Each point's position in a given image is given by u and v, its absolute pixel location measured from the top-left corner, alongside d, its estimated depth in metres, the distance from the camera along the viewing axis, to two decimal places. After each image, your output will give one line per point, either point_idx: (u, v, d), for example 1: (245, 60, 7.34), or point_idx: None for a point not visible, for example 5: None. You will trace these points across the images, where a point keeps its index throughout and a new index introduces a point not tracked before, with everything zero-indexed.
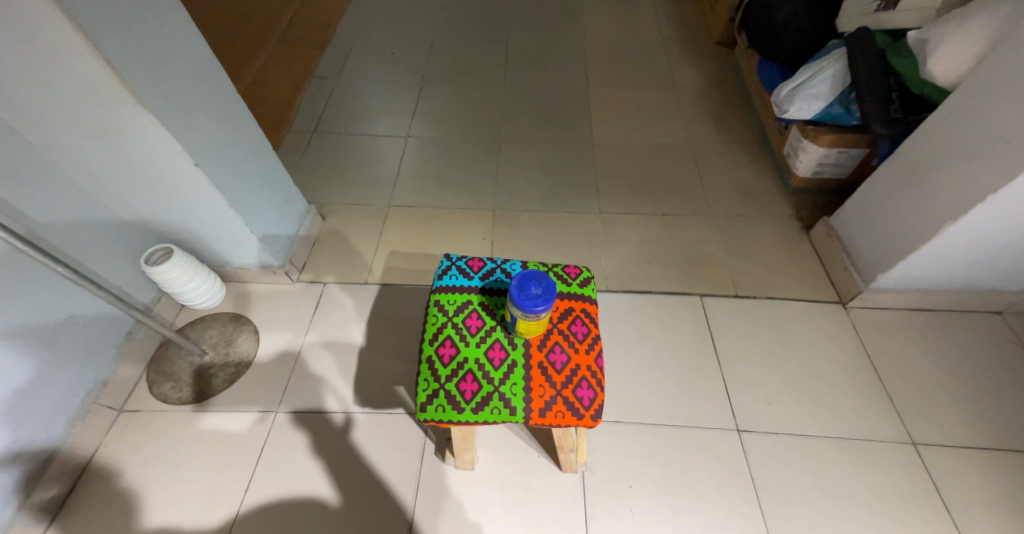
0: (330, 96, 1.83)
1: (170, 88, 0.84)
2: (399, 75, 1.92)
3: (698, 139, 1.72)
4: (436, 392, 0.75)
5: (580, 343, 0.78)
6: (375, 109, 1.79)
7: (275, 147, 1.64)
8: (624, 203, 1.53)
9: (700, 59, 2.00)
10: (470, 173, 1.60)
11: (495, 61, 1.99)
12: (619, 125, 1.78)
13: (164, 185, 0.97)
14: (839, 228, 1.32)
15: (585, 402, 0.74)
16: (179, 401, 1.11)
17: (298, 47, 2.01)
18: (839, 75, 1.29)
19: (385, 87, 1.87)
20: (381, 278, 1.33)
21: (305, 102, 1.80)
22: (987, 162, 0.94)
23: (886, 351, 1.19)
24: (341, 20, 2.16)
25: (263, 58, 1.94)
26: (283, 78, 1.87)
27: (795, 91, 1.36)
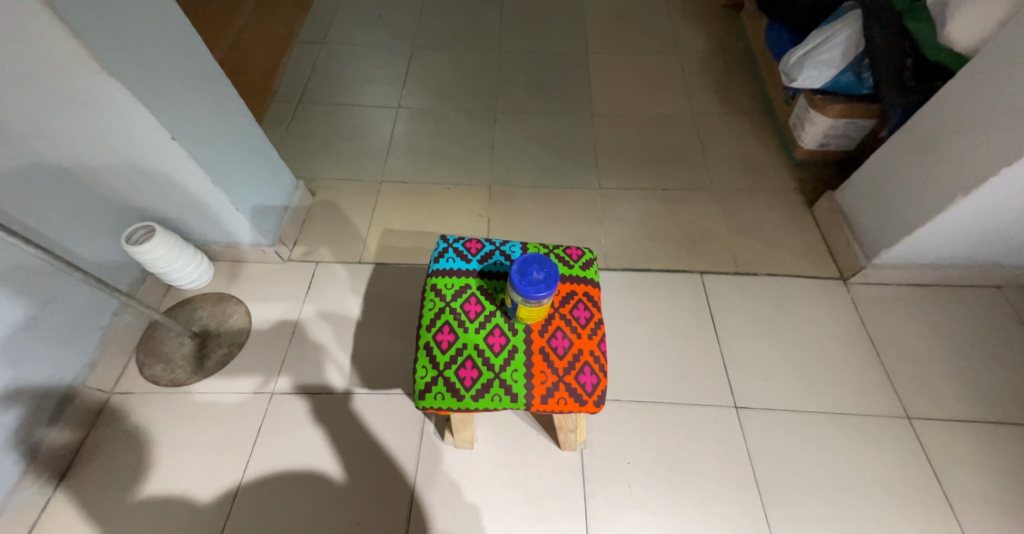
0: (315, 63, 1.74)
1: (138, 54, 0.78)
2: (389, 41, 1.83)
3: (699, 109, 1.67)
4: (435, 379, 0.73)
5: (582, 328, 0.75)
6: (364, 77, 1.71)
7: (259, 118, 1.57)
8: (624, 177, 1.49)
9: (703, 24, 1.92)
10: (464, 146, 1.54)
11: (490, 25, 1.90)
12: (618, 94, 1.71)
13: (141, 158, 0.91)
14: (844, 202, 1.30)
15: (587, 388, 0.72)
16: (171, 382, 1.09)
17: (278, 10, 1.90)
18: (853, 40, 1.23)
19: (373, 53, 1.78)
20: (376, 256, 1.29)
21: (290, 70, 1.72)
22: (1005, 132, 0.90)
23: (886, 326, 1.18)
24: None
25: (241, 19, 1.83)
26: (264, 43, 1.78)
27: (806, 57, 1.30)
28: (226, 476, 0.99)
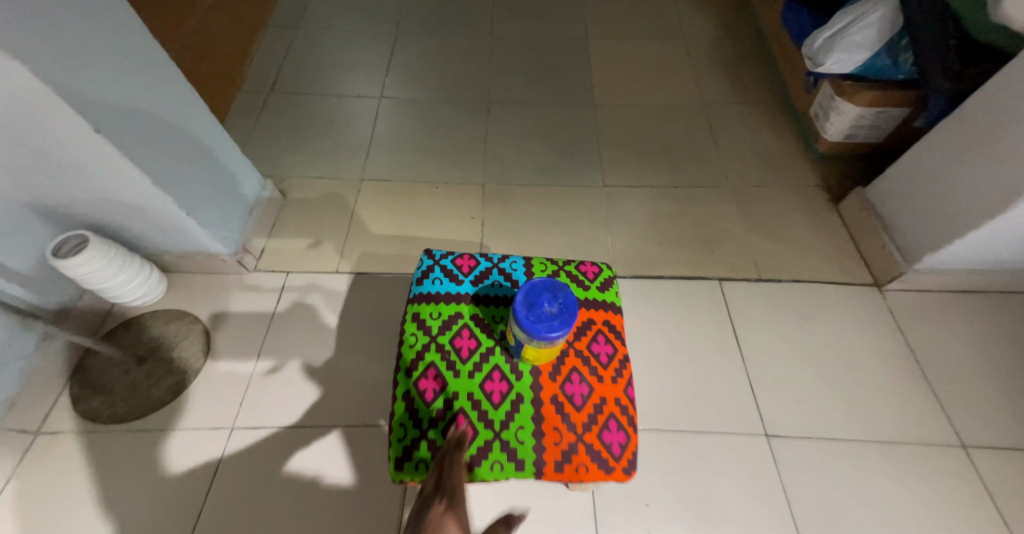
0: (288, 50, 1.58)
1: (38, 23, 0.62)
2: (370, 25, 1.67)
3: (710, 98, 1.53)
4: (419, 440, 0.66)
5: (602, 372, 0.70)
6: (343, 64, 1.55)
7: (223, 110, 1.41)
8: (630, 174, 1.35)
9: (712, 7, 1.78)
10: (454, 139, 1.39)
11: (482, 8, 1.75)
12: (621, 83, 1.57)
13: (61, 151, 0.76)
14: (877, 201, 1.17)
15: (614, 450, 0.66)
16: (111, 418, 0.92)
17: None
18: (888, 19, 1.08)
19: (353, 39, 1.62)
20: (354, 266, 1.14)
21: (260, 58, 1.55)
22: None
23: (928, 339, 1.06)
24: None
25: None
26: None
27: (834, 38, 1.15)
28: (184, 503, 0.86)
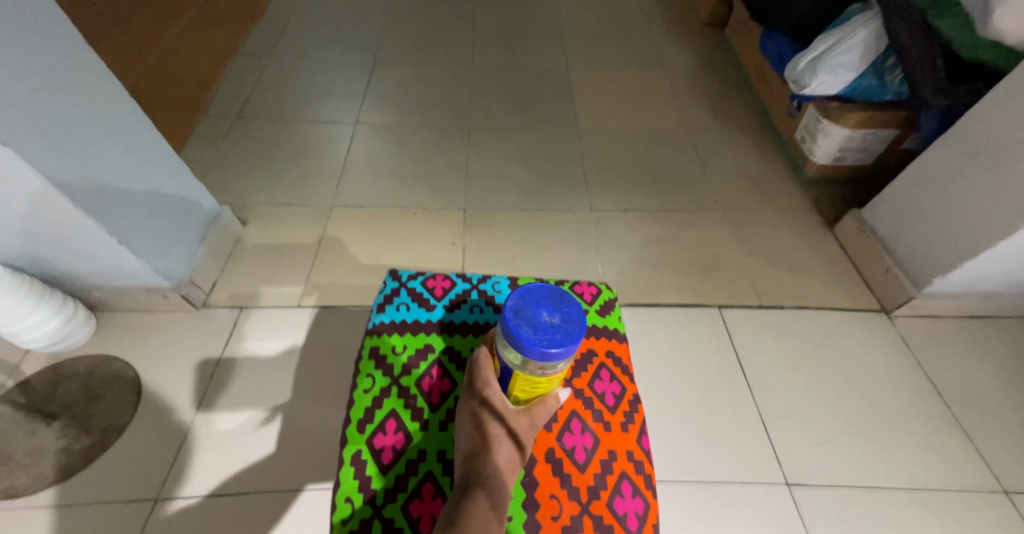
0: (260, 78, 1.51)
1: None
2: (348, 54, 1.62)
3: (694, 124, 1.50)
4: (367, 517, 0.55)
5: (609, 420, 0.65)
6: (318, 91, 1.48)
7: (184, 138, 1.32)
8: (618, 198, 1.28)
9: (690, 40, 1.79)
10: (434, 165, 1.32)
11: (460, 38, 1.72)
12: (605, 110, 1.54)
13: None
14: (875, 223, 1.12)
15: (624, 515, 0.58)
16: (7, 491, 0.76)
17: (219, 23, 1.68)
18: (874, 38, 1.05)
19: (330, 67, 1.56)
20: (318, 299, 1.02)
21: (229, 86, 1.48)
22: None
23: (946, 369, 0.98)
24: None
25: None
26: (201, 57, 1.54)
27: (818, 60, 1.12)
28: None
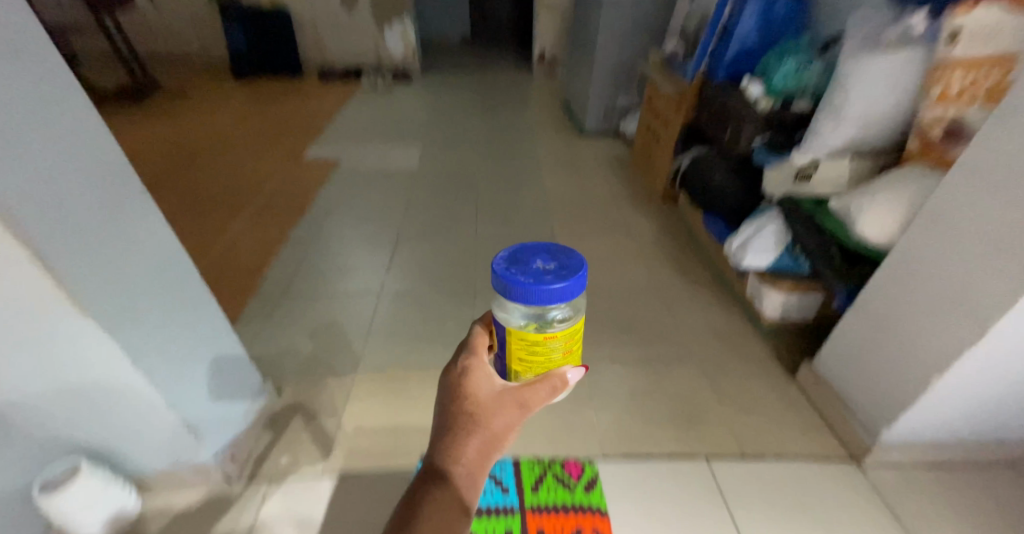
0: (302, 260, 1.78)
1: (125, 287, 0.75)
2: (372, 236, 1.93)
3: (663, 284, 1.74)
4: None
5: None
6: (348, 270, 1.75)
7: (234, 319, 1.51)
8: (605, 352, 1.46)
9: (652, 210, 2.13)
10: (446, 328, 1.51)
11: (468, 219, 2.03)
12: (588, 272, 1.79)
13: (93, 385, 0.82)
14: (826, 374, 1.27)
15: None
16: None
17: (273, 217, 1.99)
18: (781, 230, 1.34)
19: (357, 249, 1.86)
20: (343, 465, 1.13)
21: (276, 270, 1.73)
22: (948, 309, 0.88)
23: (918, 518, 1.06)
24: (320, 187, 2.20)
25: (236, 227, 1.92)
26: (256, 249, 1.82)
27: (743, 245, 1.39)
28: None
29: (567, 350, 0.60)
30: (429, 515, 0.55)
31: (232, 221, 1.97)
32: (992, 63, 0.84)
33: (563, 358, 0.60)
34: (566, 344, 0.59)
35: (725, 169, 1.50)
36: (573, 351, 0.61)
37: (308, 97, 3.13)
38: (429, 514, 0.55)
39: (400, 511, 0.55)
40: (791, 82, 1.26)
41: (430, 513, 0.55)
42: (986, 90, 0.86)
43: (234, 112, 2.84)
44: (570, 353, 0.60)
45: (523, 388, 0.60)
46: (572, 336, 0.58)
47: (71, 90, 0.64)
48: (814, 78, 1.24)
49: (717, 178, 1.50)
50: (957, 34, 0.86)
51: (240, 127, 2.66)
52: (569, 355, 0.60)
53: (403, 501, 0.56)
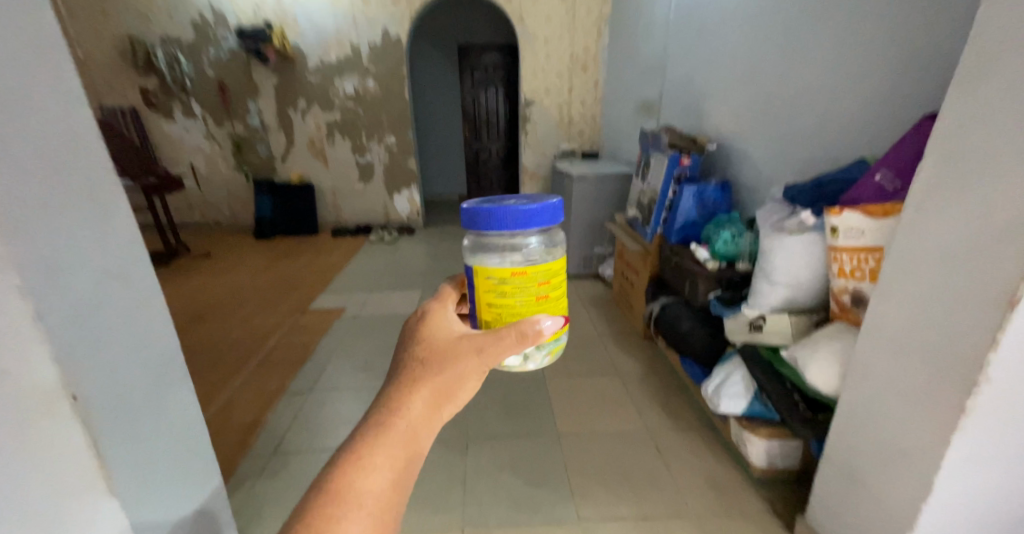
0: (300, 409, 1.78)
1: (144, 457, 0.72)
2: (365, 379, 1.94)
3: (654, 428, 1.72)
4: None
5: None
6: (342, 418, 1.74)
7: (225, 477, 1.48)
8: (600, 506, 1.41)
9: (638, 350, 2.17)
10: (436, 485, 1.49)
11: None
12: (578, 417, 1.77)
13: None
14: None
15: None
16: None
17: (277, 369, 2.03)
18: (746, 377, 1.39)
19: (350, 394, 1.86)
20: None
21: (270, 423, 1.72)
22: (890, 490, 0.81)
23: None
24: (323, 337, 2.28)
25: (239, 380, 1.96)
26: (253, 400, 1.85)
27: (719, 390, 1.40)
28: None
29: (534, 297, 0.63)
30: (369, 452, 0.58)
31: (237, 369, 2.01)
32: (867, 253, 0.96)
33: (529, 306, 0.63)
34: (533, 287, 0.63)
35: (693, 319, 1.59)
36: (541, 301, 0.64)
37: (319, 253, 3.44)
38: (371, 453, 0.58)
39: (342, 450, 0.58)
40: (730, 248, 1.51)
41: (372, 452, 0.58)
42: (868, 271, 0.98)
43: (248, 271, 3.08)
44: (538, 301, 0.64)
45: (484, 335, 0.63)
46: (539, 279, 0.62)
47: (135, 267, 0.70)
48: (748, 244, 1.50)
49: (686, 326, 1.59)
50: (836, 229, 1.01)
51: (253, 284, 2.86)
52: (537, 305, 0.64)
53: (348, 436, 0.60)
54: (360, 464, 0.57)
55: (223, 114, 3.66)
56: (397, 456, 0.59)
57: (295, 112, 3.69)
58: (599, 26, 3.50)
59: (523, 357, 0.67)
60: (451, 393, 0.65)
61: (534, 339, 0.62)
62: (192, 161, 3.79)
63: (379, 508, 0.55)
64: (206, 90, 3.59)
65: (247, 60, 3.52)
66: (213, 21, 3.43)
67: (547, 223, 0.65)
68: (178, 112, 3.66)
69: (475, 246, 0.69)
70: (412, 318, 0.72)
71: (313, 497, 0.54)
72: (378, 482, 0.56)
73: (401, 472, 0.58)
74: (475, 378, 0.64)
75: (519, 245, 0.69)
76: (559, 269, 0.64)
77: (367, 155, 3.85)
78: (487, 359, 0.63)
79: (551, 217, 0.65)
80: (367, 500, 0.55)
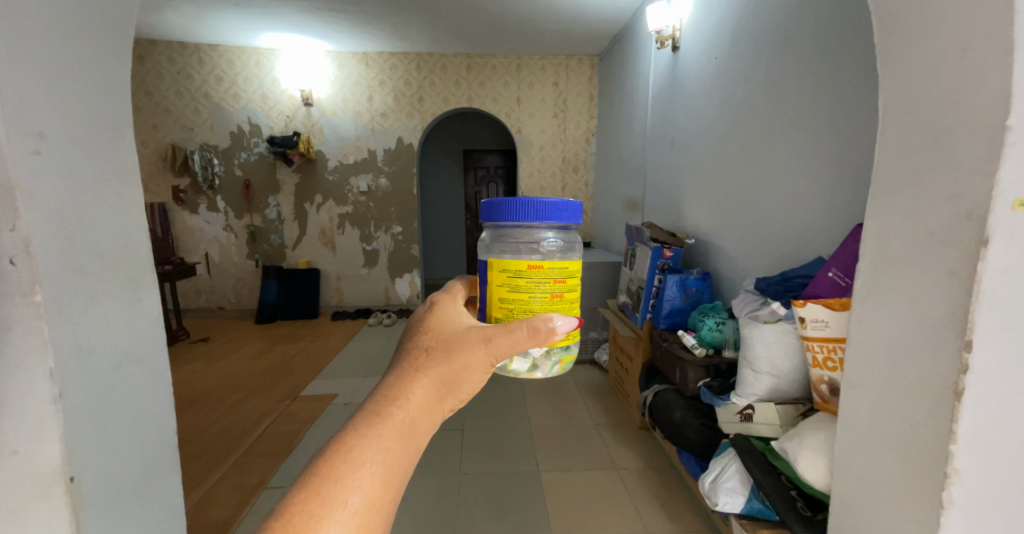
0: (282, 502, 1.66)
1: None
2: None
3: (653, 527, 1.56)
4: None
5: None
6: None
7: None
8: None
9: (633, 442, 2.05)
10: None
11: (452, 455, 1.96)
12: (571, 513, 1.62)
13: None
14: None
15: None
16: None
17: (261, 459, 1.92)
18: (743, 471, 1.25)
19: None
20: None
21: (248, 520, 1.59)
22: None
23: None
24: (312, 425, 2.19)
25: (223, 469, 1.86)
26: (233, 492, 1.73)
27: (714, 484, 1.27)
28: None
29: (547, 294, 0.70)
30: (368, 437, 0.60)
31: (221, 458, 1.92)
32: (834, 343, 1.06)
33: (541, 302, 0.70)
34: (547, 284, 0.69)
35: (684, 408, 1.56)
36: (554, 300, 0.70)
37: (315, 338, 3.45)
38: (370, 439, 0.60)
39: (342, 433, 0.61)
40: (715, 335, 1.58)
41: (370, 438, 0.60)
42: (839, 361, 1.06)
43: (244, 357, 3.08)
44: (551, 299, 0.70)
45: (494, 327, 0.68)
46: (553, 275, 0.69)
47: (156, 352, 0.74)
48: (731, 332, 1.56)
49: (678, 415, 1.55)
50: (804, 319, 1.11)
51: (248, 369, 2.87)
52: (550, 302, 0.70)
53: (350, 420, 0.62)
54: (357, 450, 0.59)
55: (243, 208, 3.89)
56: (394, 444, 0.61)
57: (311, 206, 3.94)
58: (589, 134, 3.85)
59: (532, 362, 0.76)
60: (454, 384, 0.68)
61: (544, 337, 0.66)
62: (207, 250, 3.93)
63: (370, 497, 0.57)
64: (231, 188, 3.85)
65: (273, 162, 3.84)
66: (249, 131, 3.78)
67: (565, 222, 0.73)
68: (203, 207, 3.85)
69: (496, 236, 0.78)
70: (422, 309, 0.77)
71: (304, 484, 0.56)
72: (373, 468, 0.58)
73: (396, 460, 0.60)
74: (479, 372, 0.68)
75: (537, 238, 0.78)
76: (574, 269, 0.70)
77: (374, 242, 4.04)
78: (494, 351, 0.67)
79: (571, 217, 0.73)
80: (360, 487, 0.57)
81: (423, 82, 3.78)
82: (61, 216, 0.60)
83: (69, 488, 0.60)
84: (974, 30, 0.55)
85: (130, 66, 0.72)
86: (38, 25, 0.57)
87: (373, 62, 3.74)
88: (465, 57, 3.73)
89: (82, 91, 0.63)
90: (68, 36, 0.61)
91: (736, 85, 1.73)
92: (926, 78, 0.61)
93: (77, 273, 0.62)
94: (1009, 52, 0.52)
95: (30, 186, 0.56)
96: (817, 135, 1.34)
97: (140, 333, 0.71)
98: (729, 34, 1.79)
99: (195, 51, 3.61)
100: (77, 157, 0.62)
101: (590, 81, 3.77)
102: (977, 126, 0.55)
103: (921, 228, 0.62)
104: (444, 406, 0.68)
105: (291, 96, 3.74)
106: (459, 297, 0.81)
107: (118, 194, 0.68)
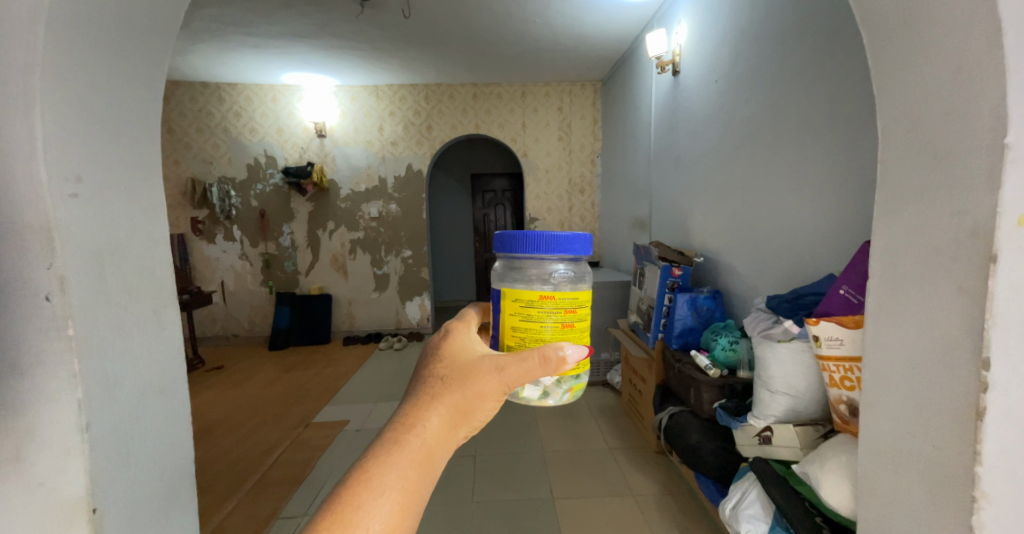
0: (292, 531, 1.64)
1: None
2: None
3: None
4: None
5: None
6: None
7: None
8: None
9: (648, 465, 2.00)
10: None
11: (465, 482, 1.94)
12: None
13: None
14: None
15: None
16: None
17: (274, 487, 1.92)
18: (763, 496, 1.21)
19: None
20: None
21: None
22: None
23: None
24: (323, 452, 2.18)
25: (238, 498, 1.86)
26: (245, 521, 1.72)
27: (735, 511, 1.24)
28: None
29: (558, 324, 0.70)
30: (387, 465, 0.60)
31: (234, 487, 1.92)
32: (851, 363, 1.05)
33: (552, 332, 0.70)
34: (558, 313, 0.70)
35: (701, 432, 1.53)
36: (565, 329, 0.71)
37: (328, 364, 3.46)
38: (389, 467, 0.60)
39: (361, 460, 0.61)
40: (729, 355, 1.58)
41: (390, 466, 0.60)
42: (857, 380, 1.05)
43: (258, 385, 3.08)
44: (562, 328, 0.71)
45: (507, 356, 0.68)
46: (563, 305, 0.70)
47: (179, 383, 0.76)
48: (745, 352, 1.55)
49: (695, 438, 1.52)
50: (818, 337, 1.10)
51: (261, 398, 2.87)
52: (561, 331, 0.71)
53: (370, 446, 0.62)
54: (377, 477, 0.59)
55: (259, 237, 3.97)
56: (412, 471, 0.61)
57: (324, 232, 4.01)
58: (594, 157, 3.90)
59: (543, 390, 0.76)
60: (469, 412, 0.68)
61: (555, 365, 0.67)
62: (222, 279, 4.00)
63: (390, 524, 0.58)
64: (247, 218, 3.94)
65: (288, 192, 3.93)
66: (265, 162, 3.89)
67: (576, 254, 0.74)
68: (220, 237, 3.94)
69: (509, 266, 0.80)
70: (437, 337, 0.78)
71: (324, 513, 0.56)
72: (392, 496, 0.59)
73: (415, 487, 0.61)
74: (492, 400, 0.68)
75: (548, 269, 0.78)
76: (584, 298, 0.71)
77: (384, 267, 4.08)
78: (506, 379, 0.67)
79: (581, 248, 0.74)
80: (380, 515, 0.57)
81: (431, 110, 3.87)
82: (96, 253, 0.63)
83: (91, 519, 0.61)
84: (965, 55, 0.57)
85: (163, 109, 0.76)
86: (82, 76, 0.61)
87: (383, 94, 3.85)
88: (472, 86, 3.83)
89: (118, 137, 0.67)
90: (106, 89, 0.65)
91: (737, 107, 1.76)
92: (921, 101, 0.62)
93: (108, 313, 0.64)
94: (1001, 71, 0.53)
95: (67, 226, 0.59)
96: (820, 153, 1.35)
97: (164, 365, 0.73)
98: (728, 59, 1.82)
99: (216, 89, 3.75)
100: (111, 194, 0.65)
101: (593, 105, 3.84)
102: (977, 147, 0.56)
103: (929, 244, 0.62)
104: (459, 433, 0.69)
105: (305, 128, 3.86)
106: (472, 325, 0.81)
107: (147, 227, 0.71)
